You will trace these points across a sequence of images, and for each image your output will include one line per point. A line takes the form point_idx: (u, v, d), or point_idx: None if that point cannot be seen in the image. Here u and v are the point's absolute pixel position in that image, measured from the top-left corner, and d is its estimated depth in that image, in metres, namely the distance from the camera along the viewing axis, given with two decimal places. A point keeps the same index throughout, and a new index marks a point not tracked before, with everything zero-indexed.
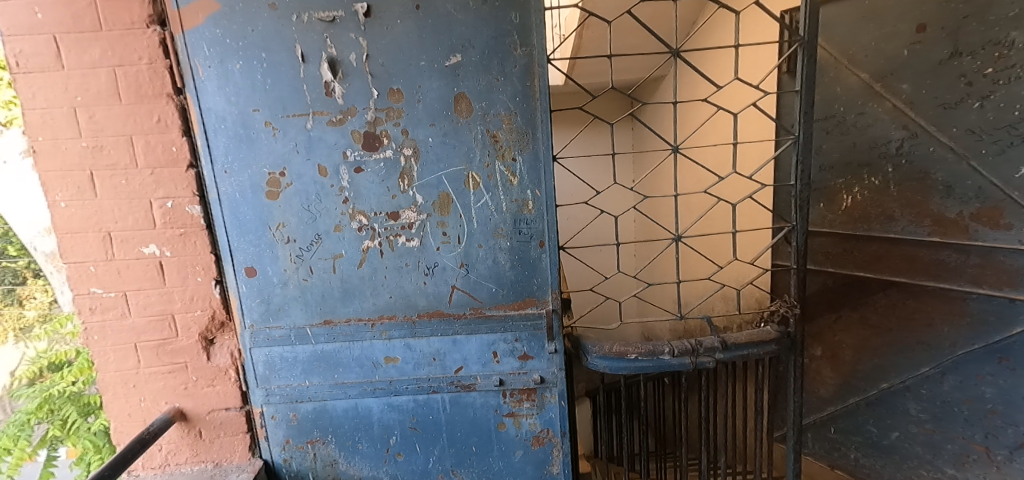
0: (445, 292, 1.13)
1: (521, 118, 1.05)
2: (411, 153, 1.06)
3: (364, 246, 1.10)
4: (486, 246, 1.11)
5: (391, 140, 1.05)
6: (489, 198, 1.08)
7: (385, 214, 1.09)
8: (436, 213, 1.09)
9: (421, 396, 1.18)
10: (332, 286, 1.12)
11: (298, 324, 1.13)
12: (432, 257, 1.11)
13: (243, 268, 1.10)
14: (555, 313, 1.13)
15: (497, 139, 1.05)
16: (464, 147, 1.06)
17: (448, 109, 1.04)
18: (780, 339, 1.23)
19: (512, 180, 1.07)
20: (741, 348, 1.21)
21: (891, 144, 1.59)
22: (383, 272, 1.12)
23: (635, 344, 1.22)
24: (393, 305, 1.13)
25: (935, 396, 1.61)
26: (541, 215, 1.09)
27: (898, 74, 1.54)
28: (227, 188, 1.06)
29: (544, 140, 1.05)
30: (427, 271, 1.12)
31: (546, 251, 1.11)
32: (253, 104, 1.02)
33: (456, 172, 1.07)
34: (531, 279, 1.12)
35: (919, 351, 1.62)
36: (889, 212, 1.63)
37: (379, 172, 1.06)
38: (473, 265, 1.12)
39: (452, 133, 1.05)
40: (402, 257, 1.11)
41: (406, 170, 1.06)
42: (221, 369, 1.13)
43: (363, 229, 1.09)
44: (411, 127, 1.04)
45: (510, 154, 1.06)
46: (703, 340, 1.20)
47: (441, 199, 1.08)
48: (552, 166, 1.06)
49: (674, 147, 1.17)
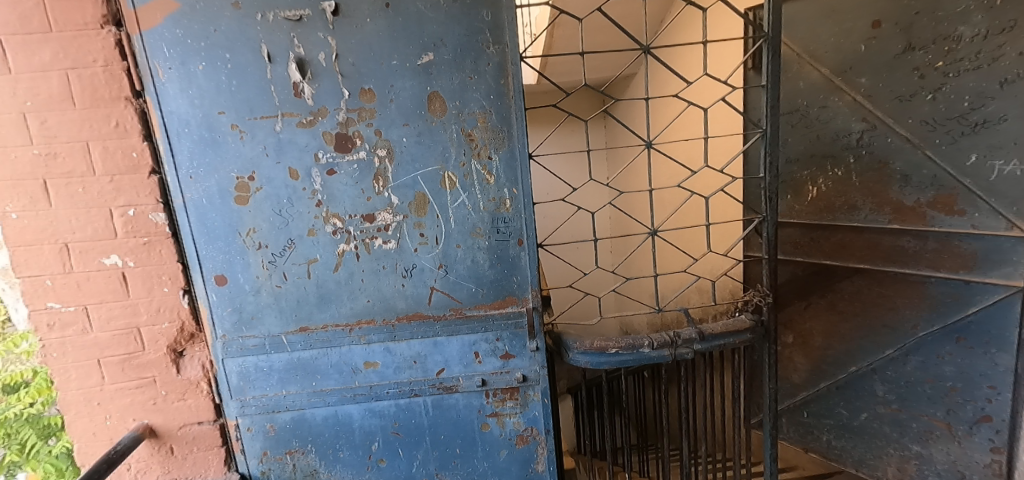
0: (424, 294, 1.12)
1: (495, 116, 1.04)
2: (385, 154, 1.04)
3: (340, 250, 1.08)
4: (464, 246, 1.10)
5: (364, 141, 1.03)
6: (465, 198, 1.08)
7: (360, 216, 1.07)
8: (412, 213, 1.07)
9: (402, 400, 1.16)
10: (308, 292, 1.09)
11: (273, 332, 1.10)
12: (410, 258, 1.10)
13: (213, 277, 1.06)
14: (536, 310, 1.13)
15: (472, 137, 1.05)
16: (439, 146, 1.05)
17: (422, 109, 1.03)
18: (754, 328, 1.27)
19: (489, 179, 1.07)
20: (718, 338, 1.23)
21: (852, 136, 1.65)
22: (360, 275, 1.10)
23: (615, 339, 1.23)
24: (372, 309, 1.12)
25: (900, 377, 1.68)
26: (519, 213, 1.09)
27: (856, 69, 1.60)
28: (193, 194, 1.02)
29: (520, 137, 1.05)
30: (406, 273, 1.11)
31: (525, 249, 1.11)
32: (219, 106, 0.99)
33: (432, 172, 1.06)
34: (511, 277, 1.12)
35: (884, 335, 1.69)
36: (853, 202, 1.69)
37: (353, 173, 1.05)
38: (452, 265, 1.11)
39: (426, 132, 1.04)
40: (378, 260, 1.09)
41: (380, 171, 1.05)
42: (192, 382, 1.09)
43: (338, 232, 1.07)
44: (384, 127, 1.03)
45: (486, 152, 1.06)
46: (681, 332, 1.23)
47: (417, 199, 1.07)
48: (528, 164, 1.06)
49: (647, 142, 1.19)
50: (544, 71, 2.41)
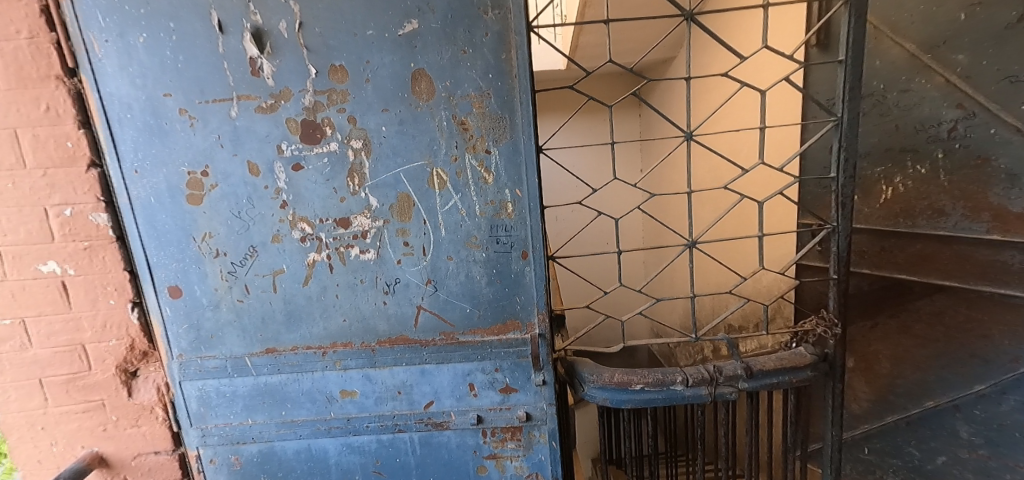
0: (408, 314, 0.93)
1: (495, 100, 0.84)
2: (361, 146, 0.86)
3: (310, 260, 0.91)
4: (457, 258, 0.91)
5: (336, 130, 0.85)
6: (458, 202, 0.88)
7: (333, 220, 0.89)
8: (395, 218, 0.89)
9: (385, 435, 0.99)
10: (274, 308, 0.93)
11: (236, 353, 0.95)
12: (392, 272, 0.92)
13: (166, 288, 0.91)
14: (543, 338, 0.93)
15: (466, 126, 0.85)
16: (425, 137, 0.86)
17: (405, 91, 0.84)
18: (817, 364, 1.02)
19: (488, 178, 0.87)
20: (769, 375, 1.00)
21: (942, 126, 1.35)
22: (334, 290, 0.93)
23: (641, 371, 1.01)
24: (348, 330, 0.94)
25: (991, 418, 1.39)
26: (523, 220, 0.89)
27: (953, 43, 1.29)
28: (139, 191, 0.87)
29: (525, 126, 0.84)
30: (387, 289, 0.93)
31: (531, 264, 0.90)
32: (163, 87, 0.83)
33: (417, 168, 0.87)
34: (514, 298, 0.92)
35: (972, 366, 1.40)
36: (939, 206, 1.40)
37: (322, 169, 0.87)
38: (442, 281, 0.92)
39: (410, 120, 0.85)
40: (355, 272, 0.92)
41: (355, 167, 0.87)
42: (146, 407, 0.95)
43: (308, 240, 0.90)
44: (359, 114, 0.84)
45: (483, 146, 0.86)
46: (724, 366, 1.00)
47: (400, 201, 0.88)
48: (536, 160, 0.85)
49: (687, 134, 0.95)
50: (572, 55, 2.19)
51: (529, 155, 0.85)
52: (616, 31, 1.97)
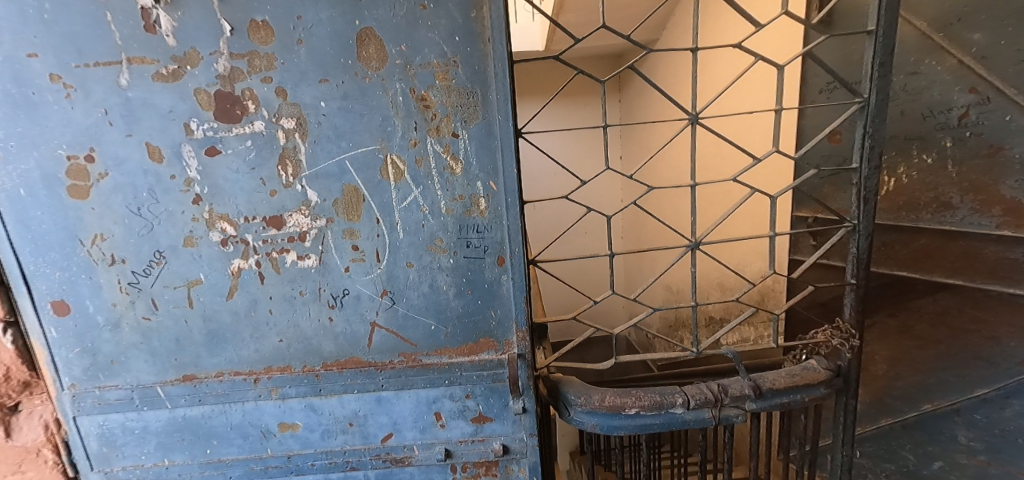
0: (360, 332, 0.77)
1: (464, 70, 0.67)
2: (294, 126, 0.68)
3: (235, 268, 0.74)
4: (418, 265, 0.75)
5: (261, 106, 0.67)
6: (418, 197, 0.72)
7: (262, 219, 0.72)
8: (340, 217, 0.72)
9: (334, 474, 0.83)
10: (191, 327, 0.75)
11: (144, 382, 0.77)
12: (339, 283, 0.75)
13: (49, 303, 0.73)
14: (523, 359, 0.78)
15: (427, 103, 0.68)
16: (375, 116, 0.69)
17: (348, 56, 0.66)
18: (831, 380, 0.91)
19: (455, 168, 0.71)
20: (780, 394, 0.88)
21: (952, 112, 1.25)
22: (266, 305, 0.75)
23: (636, 392, 0.88)
24: (286, 352, 0.77)
25: (993, 423, 1.30)
26: (499, 220, 0.73)
27: (969, 21, 1.18)
28: (3, 181, 0.67)
29: (499, 104, 0.68)
30: (333, 302, 0.76)
31: (508, 273, 0.75)
32: (26, 45, 0.63)
33: (367, 155, 0.70)
34: (487, 312, 0.77)
35: (975, 369, 1.32)
36: (945, 198, 1.31)
37: (245, 155, 0.69)
38: (401, 293, 0.76)
39: (357, 94, 0.68)
40: (292, 283, 0.75)
41: (288, 152, 0.69)
42: (30, 449, 0.79)
43: (230, 243, 0.72)
44: (291, 85, 0.67)
45: (449, 128, 0.69)
46: (729, 385, 0.88)
47: (346, 195, 0.71)
48: (514, 146, 0.69)
49: (693, 117, 0.81)
50: (551, 36, 2.07)
51: (505, 140, 0.69)
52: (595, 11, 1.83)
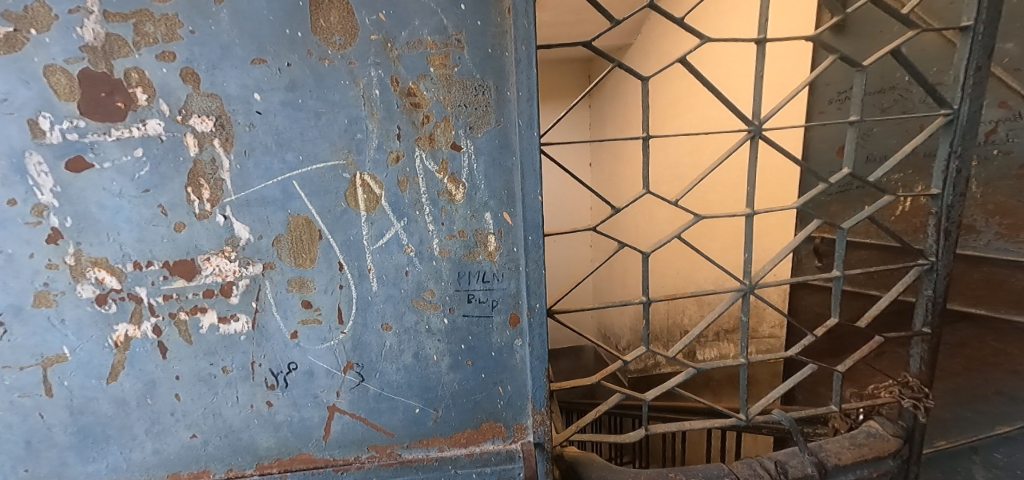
0: (312, 421, 0.55)
1: (473, 55, 0.47)
2: (213, 129, 0.46)
3: (120, 338, 0.50)
4: (398, 328, 0.53)
5: (157, 97, 0.44)
6: (401, 234, 0.51)
7: (167, 264, 0.48)
8: (284, 262, 0.50)
9: None
10: (49, 425, 0.51)
11: None
12: (283, 354, 0.52)
13: None
14: (541, 449, 0.58)
15: (416, 99, 0.47)
16: (338, 117, 0.47)
17: (296, 26, 0.44)
18: (899, 451, 0.76)
19: (454, 195, 0.50)
20: (846, 471, 0.72)
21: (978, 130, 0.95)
22: (170, 388, 0.52)
23: (676, 473, 0.70)
24: (201, 453, 0.54)
25: (1015, 465, 0.99)
26: (514, 266, 0.53)
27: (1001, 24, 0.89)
28: None
29: (520, 106, 0.48)
30: (272, 383, 0.53)
31: (524, 337, 0.55)
32: None
33: (325, 173, 0.48)
34: (493, 389, 0.57)
35: (996, 405, 0.99)
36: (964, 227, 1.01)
37: (133, 172, 0.46)
38: (371, 366, 0.54)
39: (308, 83, 0.46)
40: (210, 357, 0.51)
41: (201, 168, 0.46)
42: None
43: (110, 302, 0.48)
44: (207, 67, 0.44)
45: (448, 137, 0.48)
46: (788, 462, 0.71)
47: (293, 230, 0.49)
48: (537, 165, 0.49)
49: (756, 130, 0.63)
50: None
51: (527, 156, 0.48)
52: (577, 15, 1.59)
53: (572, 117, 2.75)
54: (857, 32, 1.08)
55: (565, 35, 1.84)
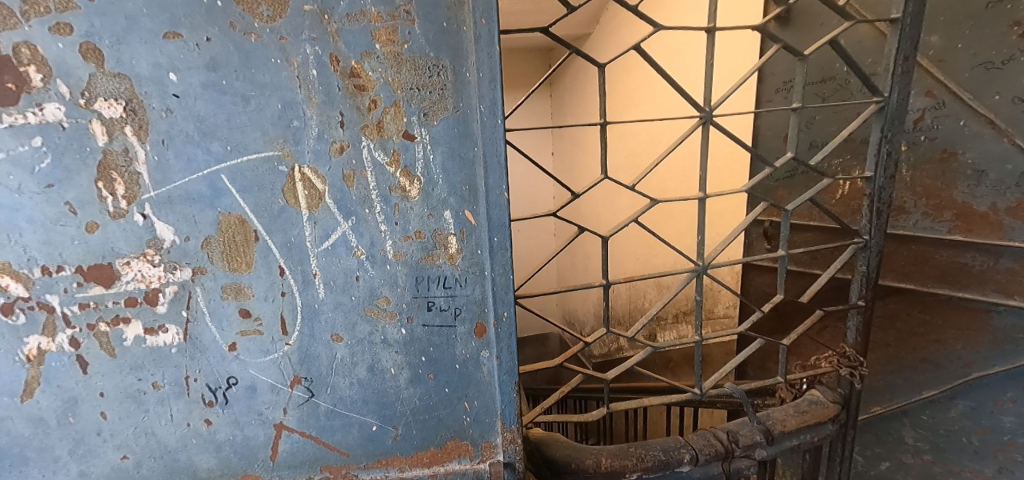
0: (258, 440, 0.54)
1: (427, 38, 0.45)
2: (121, 113, 0.42)
3: (33, 351, 0.46)
4: (355, 337, 0.53)
5: (54, 77, 0.40)
6: (349, 234, 0.49)
7: (82, 270, 0.45)
8: (217, 266, 0.48)
9: None
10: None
11: None
12: (221, 367, 0.51)
13: None
14: (510, 468, 0.59)
15: (361, 83, 0.45)
16: (270, 100, 0.44)
17: None
18: (838, 415, 0.82)
19: (409, 191, 0.49)
20: (790, 436, 0.78)
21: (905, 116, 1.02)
22: (95, 405, 0.50)
23: (636, 446, 0.74)
24: (133, 474, 0.53)
25: (937, 423, 1.06)
26: (476, 272, 0.53)
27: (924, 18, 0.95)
28: None
29: (479, 98, 0.47)
30: (212, 399, 0.52)
31: (489, 347, 0.55)
32: None
33: (260, 166, 0.45)
34: (458, 404, 0.57)
35: (921, 372, 1.07)
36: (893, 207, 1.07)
37: (32, 163, 0.42)
38: (327, 378, 0.53)
39: (232, 62, 0.42)
40: (137, 369, 0.49)
41: (113, 160, 0.43)
42: None
43: (18, 311, 0.45)
44: (112, 40, 0.40)
45: (399, 126, 0.47)
46: (738, 431, 0.76)
47: (224, 234, 0.47)
48: (500, 157, 0.49)
49: (705, 115, 0.64)
50: None
51: (489, 147, 0.48)
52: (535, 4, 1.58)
53: (533, 107, 2.75)
54: (802, 25, 1.12)
55: (524, 24, 1.83)
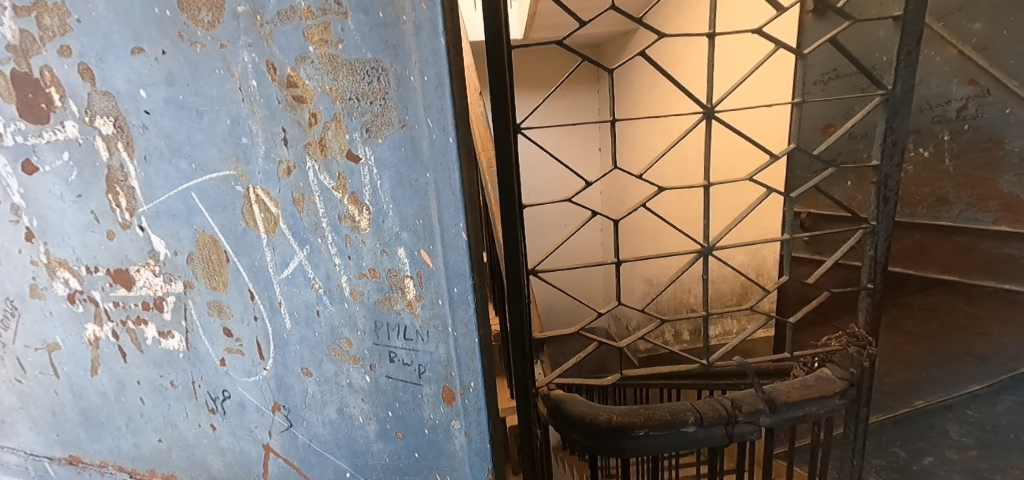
0: (251, 455, 0.67)
1: (365, 36, 0.41)
2: (111, 130, 0.51)
3: (92, 337, 0.65)
4: (321, 374, 0.59)
5: (67, 98, 0.51)
6: (305, 265, 0.53)
7: (110, 274, 0.60)
8: (201, 282, 0.57)
9: None
10: (64, 400, 0.72)
11: (36, 452, 0.78)
12: (217, 380, 0.63)
13: None
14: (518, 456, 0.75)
15: (298, 95, 0.44)
16: (219, 114, 0.47)
17: (162, 4, 0.43)
18: (847, 392, 0.86)
19: (358, 221, 0.48)
20: (795, 408, 0.82)
21: (951, 105, 1.22)
22: (136, 390, 0.68)
23: (640, 408, 0.81)
24: (165, 452, 0.71)
25: None
26: (439, 329, 0.51)
27: (969, 11, 1.15)
28: None
29: (425, 115, 0.43)
30: (213, 406, 0.65)
31: (458, 415, 0.55)
32: None
33: (219, 184, 0.51)
34: (429, 473, 0.60)
35: None
36: (941, 193, 1.28)
37: (66, 175, 0.55)
38: (299, 408, 0.62)
39: (184, 73, 0.46)
40: (157, 362, 0.65)
41: (114, 175, 0.53)
42: None
43: (79, 301, 0.63)
44: (97, 59, 0.47)
45: (341, 143, 0.45)
46: (741, 400, 0.82)
47: (204, 260, 0.56)
48: (452, 186, 0.45)
49: (707, 111, 0.72)
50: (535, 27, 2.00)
51: (438, 174, 0.44)
52: None
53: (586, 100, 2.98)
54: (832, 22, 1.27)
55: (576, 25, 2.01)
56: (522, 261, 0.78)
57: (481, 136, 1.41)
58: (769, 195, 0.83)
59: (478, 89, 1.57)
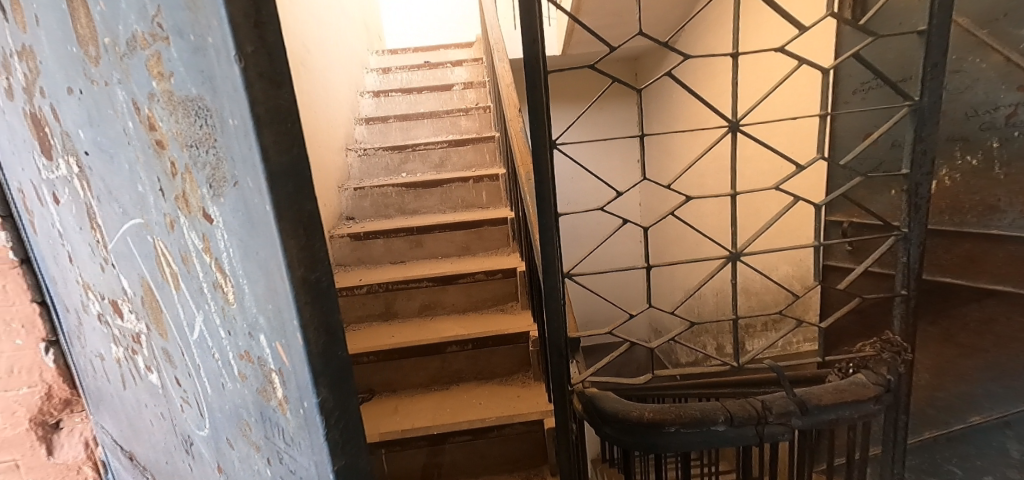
0: None
1: (186, 81, 0.37)
2: (80, 171, 0.53)
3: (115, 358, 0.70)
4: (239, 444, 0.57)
5: (58, 134, 0.53)
6: (205, 330, 0.51)
7: (110, 303, 0.63)
8: (153, 326, 0.58)
9: None
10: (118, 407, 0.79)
11: (116, 442, 0.88)
12: (183, 424, 0.65)
13: (69, 336, 0.81)
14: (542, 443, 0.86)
15: (161, 145, 0.42)
16: (124, 159, 0.47)
17: (74, 47, 0.44)
18: (881, 397, 0.87)
19: (226, 291, 0.45)
20: (828, 411, 0.84)
21: (998, 112, 1.19)
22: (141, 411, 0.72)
23: (672, 406, 0.85)
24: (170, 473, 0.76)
25: None
26: (300, 427, 0.47)
27: (1013, 16, 1.12)
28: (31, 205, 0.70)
29: (252, 175, 0.37)
30: (189, 446, 0.68)
31: None
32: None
33: (138, 231, 0.50)
34: None
35: None
36: (991, 201, 1.24)
37: (69, 210, 0.59)
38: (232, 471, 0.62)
39: (99, 116, 0.46)
40: (151, 391, 0.68)
41: (92, 213, 0.56)
42: (72, 466, 0.93)
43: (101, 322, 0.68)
44: (56, 98, 0.50)
45: (197, 199, 0.42)
46: (772, 401, 0.84)
47: (151, 305, 0.56)
48: (287, 265, 0.39)
49: (731, 125, 0.77)
50: None
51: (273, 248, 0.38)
52: None
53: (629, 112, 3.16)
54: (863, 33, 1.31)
55: None
56: (555, 266, 0.84)
57: (520, 151, 1.50)
58: (798, 202, 0.85)
59: (517, 106, 1.67)
